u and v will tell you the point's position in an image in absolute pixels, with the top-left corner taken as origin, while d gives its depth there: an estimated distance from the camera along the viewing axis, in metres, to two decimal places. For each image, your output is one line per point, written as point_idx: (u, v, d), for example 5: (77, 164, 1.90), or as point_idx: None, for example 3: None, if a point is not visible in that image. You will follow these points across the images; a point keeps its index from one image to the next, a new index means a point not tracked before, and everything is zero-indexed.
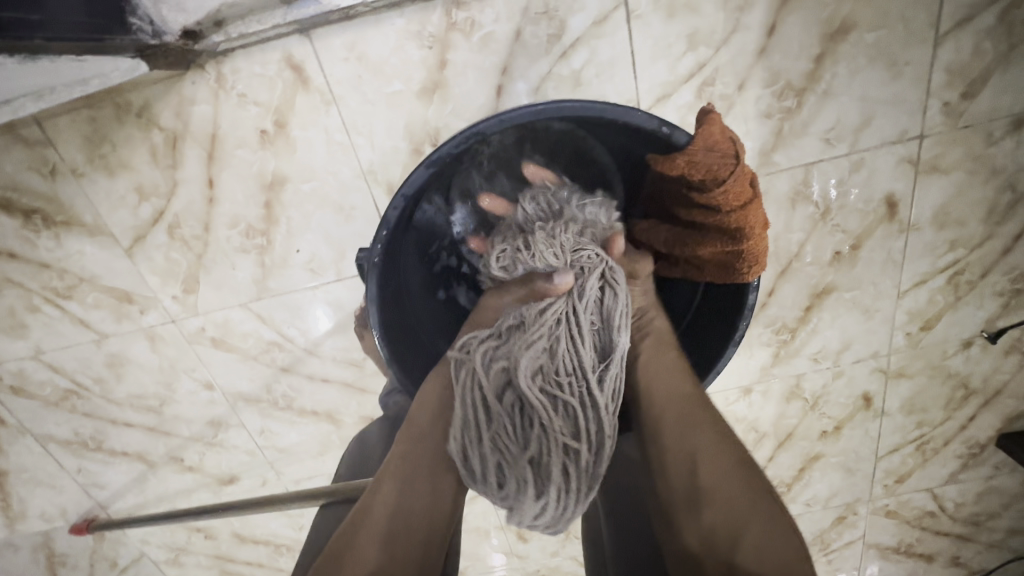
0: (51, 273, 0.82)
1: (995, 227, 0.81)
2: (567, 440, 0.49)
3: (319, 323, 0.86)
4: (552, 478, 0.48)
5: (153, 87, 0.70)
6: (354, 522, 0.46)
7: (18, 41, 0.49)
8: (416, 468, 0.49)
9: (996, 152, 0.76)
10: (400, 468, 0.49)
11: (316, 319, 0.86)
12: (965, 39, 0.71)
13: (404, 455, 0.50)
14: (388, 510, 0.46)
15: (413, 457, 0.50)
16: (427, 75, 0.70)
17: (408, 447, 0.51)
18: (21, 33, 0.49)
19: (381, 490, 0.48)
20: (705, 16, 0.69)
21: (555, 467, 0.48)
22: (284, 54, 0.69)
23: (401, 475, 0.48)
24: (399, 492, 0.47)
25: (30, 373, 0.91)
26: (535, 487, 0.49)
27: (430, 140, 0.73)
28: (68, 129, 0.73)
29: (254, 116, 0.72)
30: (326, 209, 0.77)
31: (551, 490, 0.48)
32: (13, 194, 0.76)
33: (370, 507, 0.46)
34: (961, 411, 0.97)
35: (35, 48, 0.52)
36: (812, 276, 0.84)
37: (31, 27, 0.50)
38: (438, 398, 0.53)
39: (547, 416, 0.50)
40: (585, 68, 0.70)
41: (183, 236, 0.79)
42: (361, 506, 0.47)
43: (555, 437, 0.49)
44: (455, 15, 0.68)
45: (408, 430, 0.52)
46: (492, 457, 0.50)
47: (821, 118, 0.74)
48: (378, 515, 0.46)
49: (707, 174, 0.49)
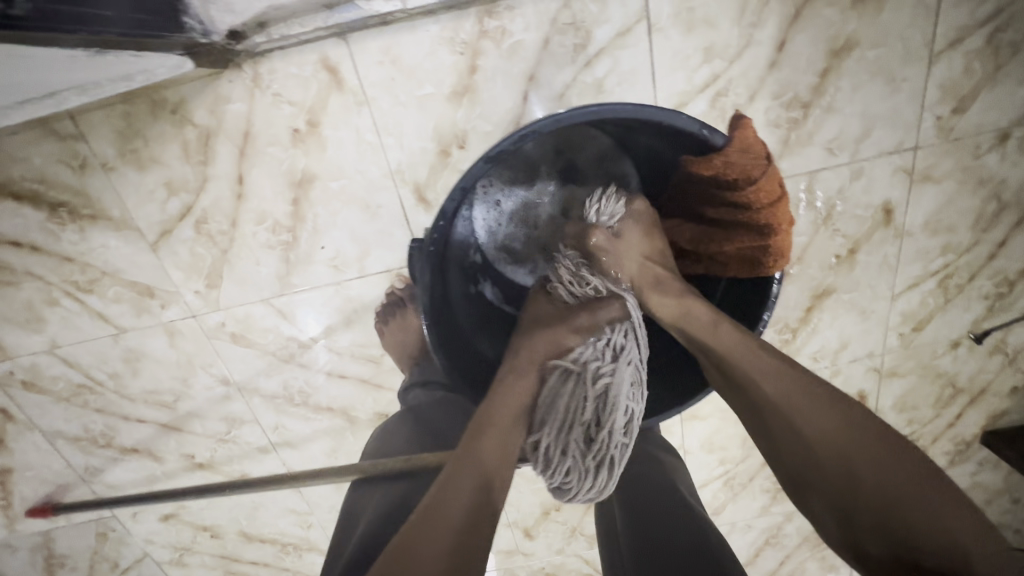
0: (74, 266, 0.82)
1: (982, 233, 0.87)
2: (620, 437, 0.56)
3: (313, 325, 0.88)
4: (605, 467, 0.56)
5: (189, 85, 0.72)
6: (426, 520, 0.44)
7: (94, 35, 0.53)
8: (485, 467, 0.49)
9: (983, 164, 0.82)
10: (476, 468, 0.48)
11: (310, 321, 0.88)
12: (957, 59, 0.76)
13: (478, 452, 0.50)
14: (464, 513, 0.46)
15: (485, 453, 0.50)
16: (458, 80, 0.73)
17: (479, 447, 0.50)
18: (96, 28, 0.53)
19: (453, 490, 0.47)
20: (721, 30, 0.73)
21: (609, 457, 0.55)
22: (320, 56, 0.71)
23: (474, 474, 0.48)
24: (475, 488, 0.47)
25: (43, 367, 0.91)
26: (589, 474, 0.56)
27: (458, 142, 0.76)
28: (101, 124, 0.74)
29: (288, 115, 0.74)
30: (353, 207, 0.79)
31: (600, 476, 0.56)
32: (41, 187, 0.77)
33: (444, 504, 0.45)
34: (950, 409, 1.03)
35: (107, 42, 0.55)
36: (814, 278, 0.89)
37: (104, 23, 0.54)
38: (517, 404, 0.55)
39: (612, 415, 0.55)
40: (607, 77, 0.74)
41: (210, 231, 0.80)
42: (433, 502, 0.46)
43: (614, 433, 0.55)
44: (486, 23, 0.71)
45: (476, 431, 0.51)
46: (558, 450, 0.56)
47: (825, 129, 0.79)
48: (452, 514, 0.45)
49: (740, 174, 0.55)
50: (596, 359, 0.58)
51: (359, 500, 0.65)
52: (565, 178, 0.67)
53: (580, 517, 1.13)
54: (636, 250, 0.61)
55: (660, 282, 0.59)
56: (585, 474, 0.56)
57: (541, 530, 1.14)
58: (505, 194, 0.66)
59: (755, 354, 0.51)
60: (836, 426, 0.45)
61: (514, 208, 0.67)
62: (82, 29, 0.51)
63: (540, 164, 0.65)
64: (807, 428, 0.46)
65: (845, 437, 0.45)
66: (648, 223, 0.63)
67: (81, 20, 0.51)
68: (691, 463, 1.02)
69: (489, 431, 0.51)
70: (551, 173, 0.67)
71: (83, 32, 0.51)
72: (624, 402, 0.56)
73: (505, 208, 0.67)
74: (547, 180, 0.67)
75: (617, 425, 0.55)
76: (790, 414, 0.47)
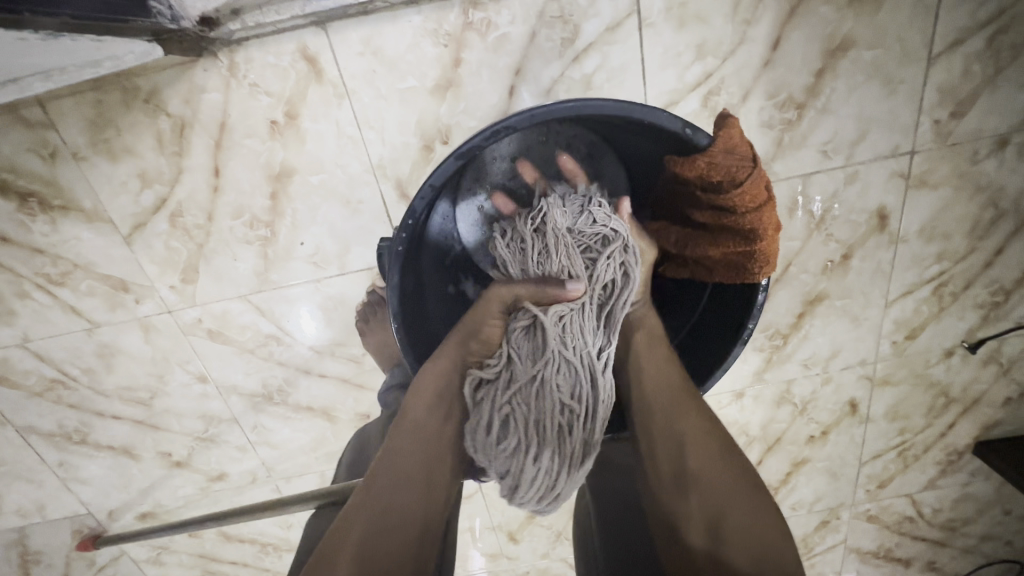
0: (45, 258, 0.80)
1: (978, 241, 0.85)
2: (565, 407, 0.53)
3: (307, 323, 0.86)
4: (546, 451, 0.52)
5: (162, 73, 0.70)
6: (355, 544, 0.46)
7: (43, 16, 0.49)
8: (408, 456, 0.52)
9: (981, 170, 0.80)
10: (400, 452, 0.52)
11: (304, 318, 0.85)
12: (956, 61, 0.74)
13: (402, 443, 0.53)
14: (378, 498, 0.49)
15: (412, 437, 0.53)
16: (441, 73, 0.71)
17: (406, 445, 0.53)
18: (46, 8, 0.49)
19: (375, 503, 0.49)
20: (714, 27, 0.71)
21: (553, 425, 0.53)
22: (298, 46, 0.69)
23: (401, 479, 0.50)
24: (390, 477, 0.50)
25: (15, 361, 0.88)
26: (548, 448, 0.53)
27: (441, 137, 0.73)
28: (71, 112, 0.71)
29: (265, 106, 0.71)
30: (332, 202, 0.77)
31: (541, 458, 0.52)
32: (9, 175, 0.75)
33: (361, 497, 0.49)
34: (942, 418, 1.01)
35: (59, 23, 0.52)
36: (805, 283, 0.87)
37: (59, 3, 0.50)
38: (434, 393, 0.55)
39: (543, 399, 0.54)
40: (596, 73, 0.72)
41: (185, 225, 0.78)
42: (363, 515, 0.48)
43: (547, 414, 0.53)
44: (471, 15, 0.68)
45: (398, 433, 0.54)
46: (494, 415, 0.54)
47: (819, 131, 0.77)
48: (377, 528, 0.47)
49: (725, 175, 0.52)
50: (528, 348, 0.56)
51: None
52: (535, 164, 0.64)
53: (566, 521, 1.11)
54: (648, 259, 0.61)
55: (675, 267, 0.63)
56: (528, 458, 0.52)
57: (526, 533, 1.12)
58: (474, 184, 0.63)
59: (669, 375, 0.55)
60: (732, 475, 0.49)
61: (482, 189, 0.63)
62: (28, 10, 0.48)
63: (522, 151, 0.63)
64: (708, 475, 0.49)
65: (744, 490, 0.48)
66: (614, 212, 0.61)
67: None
68: None
69: (410, 437, 0.53)
70: (530, 160, 0.63)
71: (28, 12, 0.48)
72: (552, 357, 0.54)
73: (473, 196, 0.64)
74: (532, 167, 0.63)
75: (559, 394, 0.53)
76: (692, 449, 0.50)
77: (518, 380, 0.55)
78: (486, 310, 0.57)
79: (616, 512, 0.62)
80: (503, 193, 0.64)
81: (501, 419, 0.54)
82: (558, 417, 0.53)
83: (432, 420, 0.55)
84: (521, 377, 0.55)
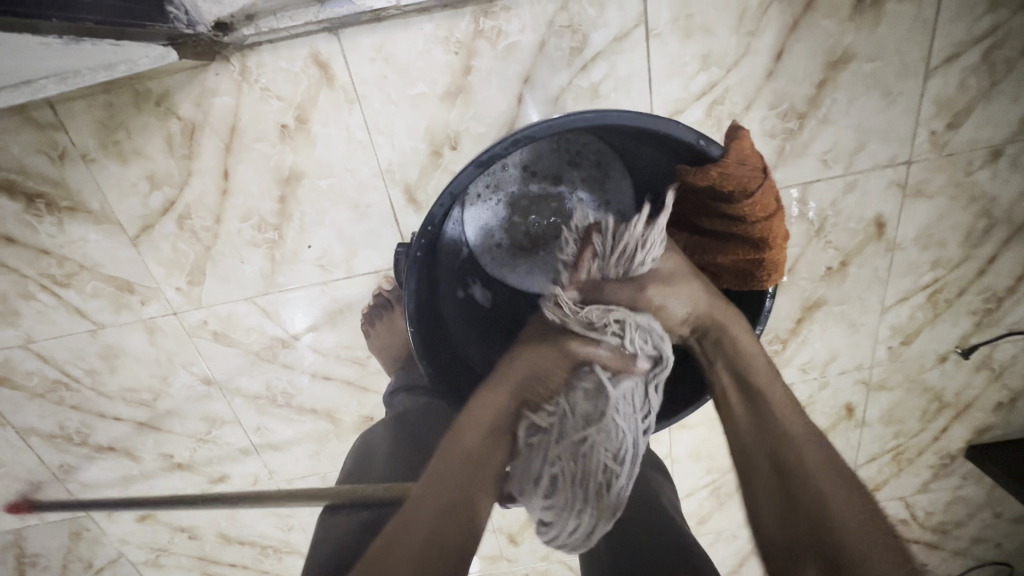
0: (51, 259, 0.80)
1: (972, 249, 0.87)
2: (609, 470, 0.53)
3: (301, 324, 0.86)
4: (584, 510, 0.52)
5: (174, 77, 0.70)
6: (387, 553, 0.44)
7: (69, 22, 0.50)
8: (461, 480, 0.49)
9: (975, 181, 0.82)
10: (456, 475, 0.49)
11: (298, 319, 0.86)
12: (953, 74, 0.76)
13: (458, 464, 0.50)
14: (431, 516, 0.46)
15: (468, 461, 0.50)
16: (451, 80, 0.71)
17: (455, 466, 0.50)
18: (71, 14, 0.50)
19: (414, 515, 0.46)
20: (719, 38, 0.72)
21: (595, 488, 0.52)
22: (310, 51, 0.70)
23: (443, 500, 0.47)
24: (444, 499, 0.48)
25: (17, 363, 0.88)
26: (588, 509, 0.52)
27: (450, 142, 0.74)
28: (82, 114, 0.72)
29: (276, 110, 0.72)
30: (341, 205, 0.78)
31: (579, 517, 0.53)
32: (17, 176, 0.75)
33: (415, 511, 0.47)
34: (935, 423, 1.03)
35: (82, 29, 0.52)
36: (805, 289, 0.89)
37: (82, 10, 0.51)
38: (491, 428, 0.53)
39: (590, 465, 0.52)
40: (603, 82, 0.73)
41: (193, 227, 0.78)
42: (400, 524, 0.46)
43: (593, 478, 0.52)
44: (482, 23, 0.69)
45: (445, 454, 0.51)
46: (543, 469, 0.53)
47: (820, 141, 0.78)
48: (407, 545, 0.44)
49: (736, 186, 0.54)
50: (585, 405, 0.53)
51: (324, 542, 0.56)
52: (551, 173, 0.66)
53: None
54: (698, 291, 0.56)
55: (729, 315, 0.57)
56: (565, 511, 0.53)
57: (526, 536, 1.13)
58: (491, 193, 0.65)
59: (790, 411, 0.51)
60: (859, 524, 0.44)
61: (501, 199, 0.66)
62: (56, 16, 0.48)
63: (537, 160, 0.65)
64: (840, 524, 0.43)
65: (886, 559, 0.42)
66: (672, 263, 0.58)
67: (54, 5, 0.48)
68: (679, 470, 1.09)
69: (459, 461, 0.50)
70: (544, 169, 0.65)
71: (55, 18, 0.48)
72: (607, 419, 0.52)
73: (489, 204, 0.66)
74: (552, 178, 0.66)
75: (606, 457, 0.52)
76: (821, 492, 0.45)
77: (567, 438, 0.53)
78: (548, 363, 0.54)
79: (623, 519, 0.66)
80: (522, 203, 0.66)
81: (549, 473, 0.53)
82: (600, 482, 0.52)
83: (485, 450, 0.52)
84: (569, 434, 0.53)
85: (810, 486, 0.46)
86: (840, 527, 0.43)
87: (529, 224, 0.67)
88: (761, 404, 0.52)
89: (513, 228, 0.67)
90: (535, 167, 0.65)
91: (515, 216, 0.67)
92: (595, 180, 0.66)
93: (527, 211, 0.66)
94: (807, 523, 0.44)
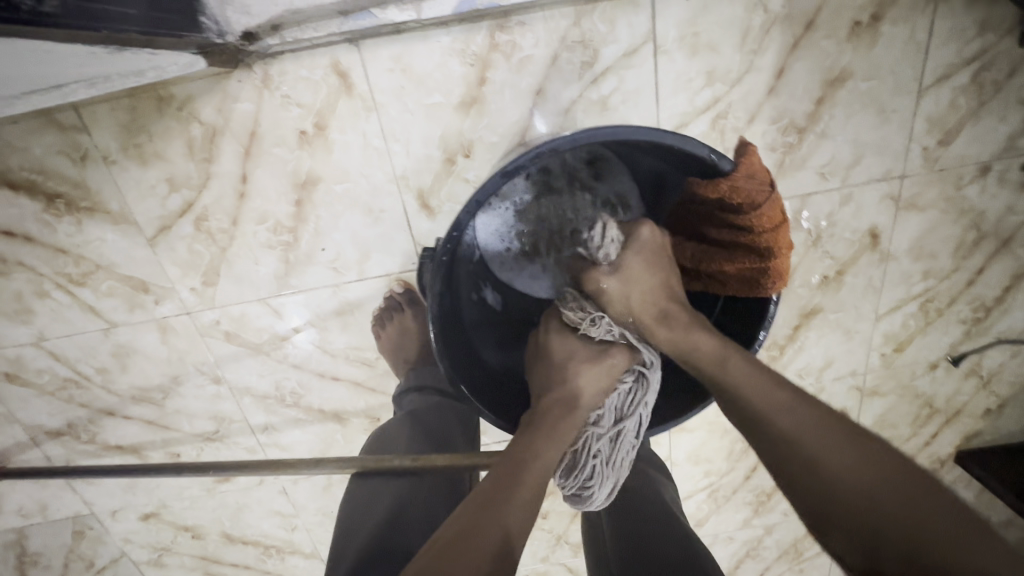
0: (67, 258, 0.81)
1: (961, 261, 0.90)
2: (631, 445, 0.63)
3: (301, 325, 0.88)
4: (609, 480, 0.61)
5: (197, 83, 0.72)
6: (467, 533, 0.45)
7: (118, 34, 0.53)
8: (527, 478, 0.52)
9: (964, 195, 0.86)
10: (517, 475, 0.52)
11: (297, 321, 0.87)
12: (945, 94, 0.80)
13: (517, 467, 0.53)
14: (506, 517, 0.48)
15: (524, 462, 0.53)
16: (466, 91, 0.74)
17: (521, 457, 0.54)
18: (118, 27, 0.53)
19: (488, 499, 0.49)
20: (723, 55, 0.75)
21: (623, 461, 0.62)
22: (331, 61, 0.72)
23: (513, 487, 0.51)
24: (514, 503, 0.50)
25: (29, 360, 0.89)
26: (614, 478, 0.62)
27: (463, 151, 0.77)
28: (105, 117, 0.73)
29: (295, 117, 0.74)
30: (355, 210, 0.80)
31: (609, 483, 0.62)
32: (38, 177, 0.76)
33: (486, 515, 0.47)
34: (926, 428, 1.06)
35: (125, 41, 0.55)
36: (802, 297, 0.92)
37: (126, 22, 0.54)
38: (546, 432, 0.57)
39: (621, 447, 0.62)
40: (612, 95, 0.76)
41: (210, 229, 0.80)
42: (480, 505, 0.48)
43: (622, 454, 0.62)
44: (497, 37, 0.72)
45: (513, 449, 0.55)
46: (586, 454, 0.60)
47: (817, 155, 0.82)
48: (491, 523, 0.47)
49: (745, 199, 0.57)
50: (622, 404, 0.63)
51: (359, 504, 0.64)
52: (560, 183, 0.68)
53: (566, 525, 1.13)
54: (640, 285, 0.63)
55: (665, 317, 0.61)
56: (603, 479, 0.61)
57: (527, 538, 1.15)
58: (506, 202, 0.68)
59: (755, 376, 0.53)
60: (859, 470, 0.45)
61: (512, 209, 0.69)
62: (105, 27, 0.52)
63: (549, 172, 0.67)
64: (835, 469, 0.46)
65: (893, 479, 0.44)
66: (643, 262, 0.63)
67: (104, 18, 0.52)
68: (678, 473, 1.12)
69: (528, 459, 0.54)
70: (553, 179, 0.68)
71: (105, 29, 0.52)
72: (638, 413, 0.63)
73: (502, 212, 0.69)
74: (560, 188, 0.69)
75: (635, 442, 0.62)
76: (808, 447, 0.48)
77: (604, 427, 0.62)
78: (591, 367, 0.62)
79: (631, 527, 0.68)
80: (531, 211, 0.69)
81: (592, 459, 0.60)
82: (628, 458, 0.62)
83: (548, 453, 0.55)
84: (603, 427, 0.62)
85: (796, 447, 0.48)
86: (839, 473, 0.46)
87: (538, 230, 0.70)
88: (728, 382, 0.54)
89: (523, 235, 0.70)
90: (546, 178, 0.68)
91: (525, 224, 0.70)
92: (601, 191, 0.69)
93: (537, 220, 0.70)
94: (806, 480, 0.47)
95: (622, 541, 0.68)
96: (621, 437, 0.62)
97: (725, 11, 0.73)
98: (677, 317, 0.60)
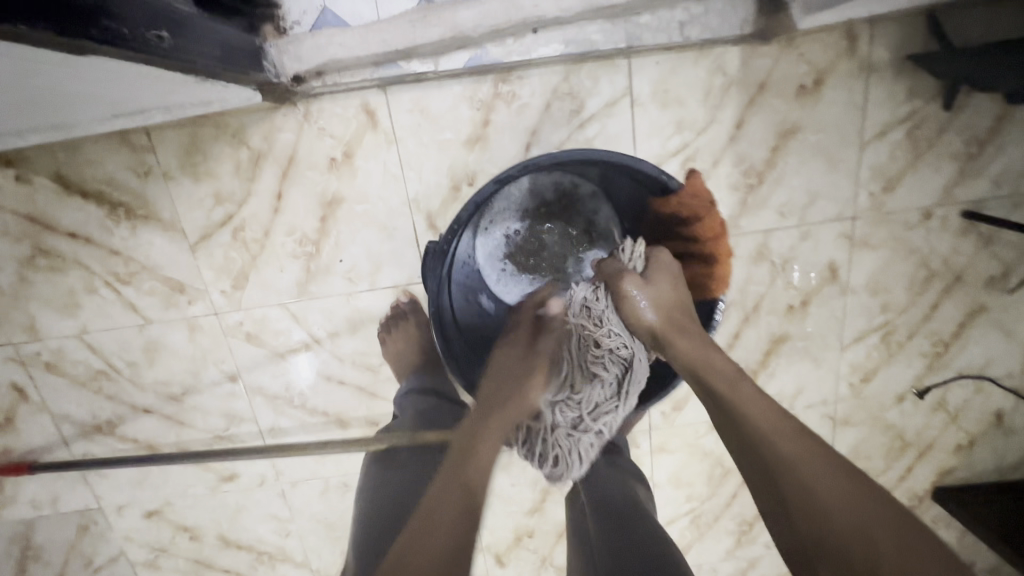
0: (119, 259, 0.93)
1: (916, 296, 1.00)
2: (592, 439, 0.74)
3: (315, 330, 0.97)
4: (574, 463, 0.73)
5: (250, 115, 0.87)
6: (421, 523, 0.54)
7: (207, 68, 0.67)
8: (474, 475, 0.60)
9: (912, 236, 0.97)
10: (466, 475, 0.60)
11: (312, 327, 0.97)
12: (884, 148, 0.92)
13: (465, 469, 0.61)
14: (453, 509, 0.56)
15: (470, 464, 0.62)
16: (472, 129, 0.88)
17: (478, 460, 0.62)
18: (210, 63, 0.67)
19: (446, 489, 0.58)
20: (690, 108, 0.89)
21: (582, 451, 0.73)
22: (361, 102, 0.87)
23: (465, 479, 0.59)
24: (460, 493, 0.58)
25: (68, 351, 0.99)
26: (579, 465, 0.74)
27: (467, 180, 0.90)
28: (170, 140, 0.88)
29: (328, 146, 0.88)
30: (372, 227, 0.92)
31: (580, 466, 0.73)
32: (105, 187, 0.90)
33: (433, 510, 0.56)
34: (901, 461, 1.11)
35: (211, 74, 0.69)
36: (771, 324, 1.01)
37: (216, 60, 0.68)
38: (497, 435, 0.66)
39: (579, 439, 0.73)
40: (596, 137, 0.89)
41: (245, 238, 0.92)
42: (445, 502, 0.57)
43: (584, 445, 0.73)
44: (500, 88, 0.87)
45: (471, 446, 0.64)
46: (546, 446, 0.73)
47: (776, 196, 0.94)
48: (444, 519, 0.55)
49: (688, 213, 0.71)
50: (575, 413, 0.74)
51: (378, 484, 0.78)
52: (552, 211, 0.81)
53: (551, 546, 1.16)
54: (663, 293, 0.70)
55: (684, 328, 0.67)
56: (569, 464, 0.73)
57: (513, 557, 1.17)
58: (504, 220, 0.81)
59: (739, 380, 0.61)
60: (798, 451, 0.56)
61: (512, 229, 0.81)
62: (200, 61, 0.65)
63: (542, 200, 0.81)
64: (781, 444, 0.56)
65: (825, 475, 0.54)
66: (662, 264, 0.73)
67: (202, 55, 0.65)
68: (662, 495, 1.16)
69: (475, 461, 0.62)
70: (548, 207, 0.81)
71: (200, 63, 0.65)
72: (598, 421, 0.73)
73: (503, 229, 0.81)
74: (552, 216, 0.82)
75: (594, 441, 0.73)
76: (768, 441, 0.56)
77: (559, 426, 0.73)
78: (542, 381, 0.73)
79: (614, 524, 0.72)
80: (529, 232, 0.81)
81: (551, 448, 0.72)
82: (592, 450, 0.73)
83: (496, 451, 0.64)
84: (558, 423, 0.73)
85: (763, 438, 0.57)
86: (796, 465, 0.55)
87: (528, 250, 0.82)
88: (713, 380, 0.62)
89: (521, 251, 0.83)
90: (540, 204, 0.81)
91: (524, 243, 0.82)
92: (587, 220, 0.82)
93: (533, 240, 0.82)
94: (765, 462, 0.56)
95: (605, 528, 0.72)
96: (582, 432, 0.73)
97: (691, 73, 0.88)
98: (692, 329, 0.67)
